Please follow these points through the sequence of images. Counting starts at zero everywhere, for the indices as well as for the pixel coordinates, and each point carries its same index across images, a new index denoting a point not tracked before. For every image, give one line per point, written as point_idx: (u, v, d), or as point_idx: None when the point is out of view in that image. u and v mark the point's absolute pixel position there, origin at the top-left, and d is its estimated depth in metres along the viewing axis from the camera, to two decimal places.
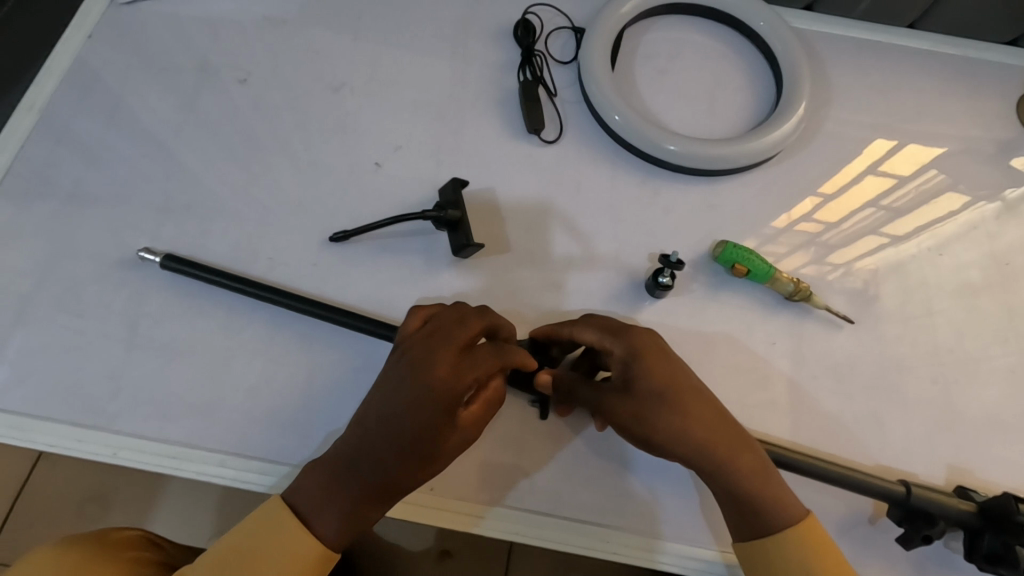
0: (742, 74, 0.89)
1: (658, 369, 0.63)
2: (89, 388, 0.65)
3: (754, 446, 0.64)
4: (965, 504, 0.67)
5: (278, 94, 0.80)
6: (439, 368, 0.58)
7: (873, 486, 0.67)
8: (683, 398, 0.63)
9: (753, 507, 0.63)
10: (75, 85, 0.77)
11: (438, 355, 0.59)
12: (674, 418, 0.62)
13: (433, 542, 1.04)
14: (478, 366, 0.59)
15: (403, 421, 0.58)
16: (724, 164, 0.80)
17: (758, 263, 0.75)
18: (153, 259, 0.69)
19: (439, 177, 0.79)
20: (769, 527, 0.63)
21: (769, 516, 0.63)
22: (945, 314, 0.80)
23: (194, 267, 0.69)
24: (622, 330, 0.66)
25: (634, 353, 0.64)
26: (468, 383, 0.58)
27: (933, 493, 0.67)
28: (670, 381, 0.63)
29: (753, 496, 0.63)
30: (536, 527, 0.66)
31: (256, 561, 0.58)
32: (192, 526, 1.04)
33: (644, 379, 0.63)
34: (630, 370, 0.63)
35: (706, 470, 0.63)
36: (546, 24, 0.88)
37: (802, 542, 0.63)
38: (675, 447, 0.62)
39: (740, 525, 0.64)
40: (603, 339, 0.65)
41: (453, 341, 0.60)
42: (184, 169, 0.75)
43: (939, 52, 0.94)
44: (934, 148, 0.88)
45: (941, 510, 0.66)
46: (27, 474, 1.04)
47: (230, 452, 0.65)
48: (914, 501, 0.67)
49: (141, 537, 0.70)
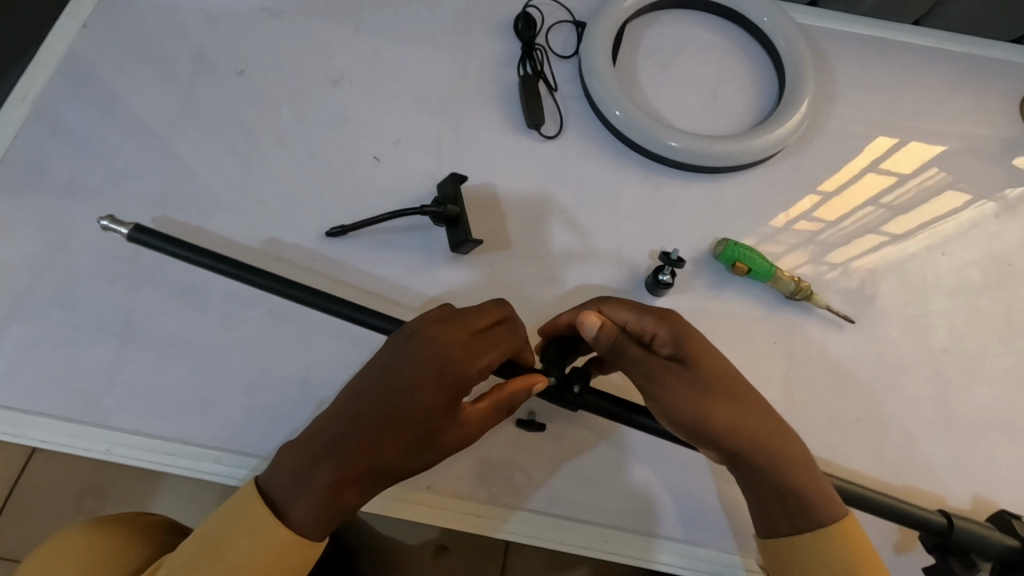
0: (745, 70, 0.88)
1: (705, 356, 0.63)
2: (83, 383, 0.65)
3: (798, 439, 0.63)
4: (1009, 539, 0.67)
5: (275, 87, 0.79)
6: (455, 348, 0.57)
7: (917, 518, 0.66)
8: (730, 387, 0.62)
9: (798, 499, 0.61)
10: (69, 76, 0.76)
11: (453, 335, 0.57)
12: (724, 398, 0.61)
13: (433, 535, 1.03)
14: (493, 354, 0.58)
15: (405, 403, 0.55)
16: (726, 160, 0.79)
17: (761, 261, 0.74)
18: (121, 231, 0.64)
19: (439, 173, 0.78)
20: (812, 523, 0.61)
21: (813, 512, 0.61)
22: (945, 314, 0.80)
23: (167, 242, 0.64)
24: (664, 313, 0.65)
25: (680, 334, 0.64)
26: (479, 369, 0.57)
27: (976, 526, 0.67)
28: (716, 369, 0.63)
29: (802, 488, 0.61)
30: (536, 527, 0.67)
31: (227, 562, 0.55)
32: (199, 504, 1.03)
33: (694, 361, 0.62)
34: (679, 352, 0.63)
35: (753, 459, 0.61)
36: (547, 17, 0.87)
37: (845, 540, 0.61)
38: (728, 438, 0.60)
39: (781, 521, 0.62)
40: (643, 319, 0.64)
41: (473, 325, 0.59)
42: (180, 161, 0.74)
43: (944, 49, 0.93)
44: (937, 146, 0.87)
45: (981, 543, 0.67)
46: (23, 463, 1.03)
47: (226, 448, 0.65)
48: (956, 534, 0.66)
49: (168, 522, 0.71)
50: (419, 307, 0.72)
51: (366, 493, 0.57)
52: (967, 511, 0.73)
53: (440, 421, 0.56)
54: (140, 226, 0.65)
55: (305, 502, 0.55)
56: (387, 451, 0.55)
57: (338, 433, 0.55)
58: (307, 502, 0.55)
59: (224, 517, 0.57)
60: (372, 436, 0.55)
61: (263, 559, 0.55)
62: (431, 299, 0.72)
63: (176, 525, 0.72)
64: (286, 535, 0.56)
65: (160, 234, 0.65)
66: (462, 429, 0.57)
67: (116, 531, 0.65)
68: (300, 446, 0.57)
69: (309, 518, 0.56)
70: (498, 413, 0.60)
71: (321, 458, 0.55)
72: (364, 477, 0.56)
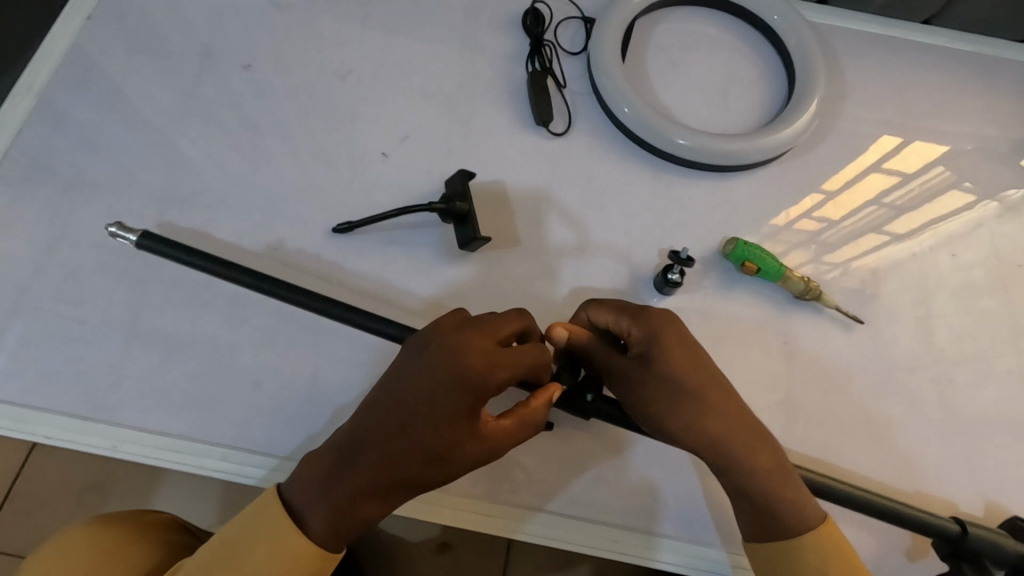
0: (754, 68, 0.87)
1: (679, 359, 0.62)
2: (88, 379, 0.64)
3: (774, 445, 0.64)
4: (1023, 546, 0.67)
5: (282, 81, 0.78)
6: (476, 358, 0.54)
7: (932, 526, 0.67)
8: (704, 391, 0.62)
9: (768, 508, 0.62)
10: (74, 68, 0.75)
11: (475, 344, 0.55)
12: (695, 404, 0.62)
13: (435, 533, 1.03)
14: (513, 367, 0.56)
15: (419, 412, 0.54)
16: (734, 159, 0.79)
17: (770, 261, 0.74)
18: (128, 238, 0.64)
19: (446, 169, 0.77)
20: (785, 529, 0.63)
21: (783, 518, 0.62)
22: (952, 314, 0.80)
23: (174, 249, 0.65)
24: (642, 312, 0.64)
25: (655, 338, 0.63)
26: (497, 382, 0.54)
27: (990, 533, 0.67)
28: (691, 372, 0.62)
29: (772, 498, 0.62)
30: (547, 527, 0.66)
31: (245, 565, 0.55)
32: (201, 500, 1.03)
33: (664, 364, 0.62)
34: (650, 353, 0.63)
35: (716, 461, 0.62)
36: (556, 13, 0.87)
37: (823, 545, 0.62)
38: (701, 443, 0.62)
39: (752, 526, 0.64)
40: (619, 320, 0.64)
41: (495, 335, 0.57)
42: (185, 156, 0.73)
43: (954, 48, 0.93)
44: (944, 146, 0.87)
45: (995, 551, 0.67)
46: (23, 461, 1.02)
47: (232, 446, 0.64)
48: (970, 541, 0.67)
49: (172, 520, 0.71)
50: (427, 305, 0.72)
51: (383, 501, 0.56)
52: (974, 513, 0.73)
53: (458, 434, 0.54)
54: (147, 233, 0.65)
55: (322, 511, 0.56)
56: (406, 462, 0.55)
57: (356, 441, 0.55)
58: (325, 512, 0.56)
59: (243, 524, 0.57)
60: (390, 446, 0.54)
61: (281, 567, 0.55)
62: (436, 298, 0.72)
63: (181, 523, 0.72)
64: (304, 545, 0.56)
65: (166, 240, 0.65)
66: (480, 444, 0.55)
67: (122, 531, 0.64)
68: (319, 455, 0.57)
69: (328, 527, 0.56)
70: (519, 432, 0.58)
71: (340, 469, 0.55)
72: (380, 489, 0.56)
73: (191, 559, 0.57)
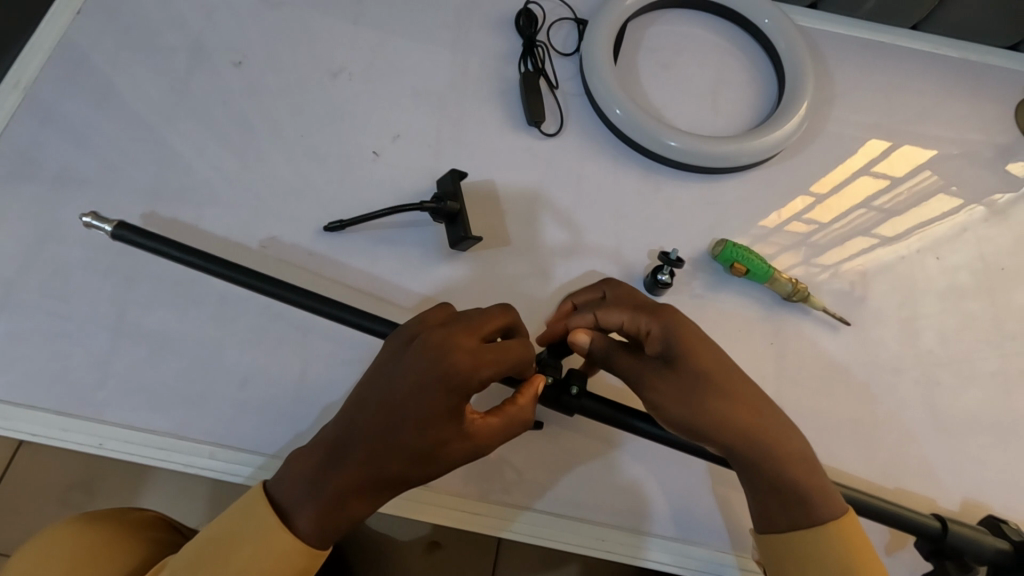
0: (745, 71, 0.88)
1: (703, 354, 0.62)
2: (75, 375, 0.64)
3: (797, 436, 0.63)
4: (1002, 543, 0.68)
5: (273, 79, 0.78)
6: (460, 354, 0.54)
7: (912, 522, 0.67)
8: (729, 383, 0.62)
9: (796, 497, 0.62)
10: (63, 63, 0.75)
11: (460, 340, 0.55)
12: (723, 396, 0.62)
13: (424, 531, 1.03)
14: (499, 363, 0.55)
15: (404, 409, 0.54)
16: (723, 161, 0.79)
17: (758, 262, 0.74)
18: (103, 228, 0.63)
19: (437, 169, 0.77)
20: (810, 519, 0.62)
21: (812, 508, 0.62)
22: (938, 317, 0.81)
23: (150, 239, 0.64)
24: (658, 309, 0.65)
25: (676, 334, 0.63)
26: (482, 379, 0.54)
27: (971, 530, 0.68)
28: (715, 366, 0.62)
29: (800, 487, 0.62)
30: (533, 525, 0.67)
31: (230, 562, 0.55)
32: (189, 497, 1.02)
33: (689, 360, 0.62)
34: (673, 348, 0.62)
35: (748, 453, 0.61)
36: (549, 14, 0.87)
37: (841, 535, 0.62)
38: (735, 435, 0.61)
39: (778, 518, 0.63)
40: (637, 318, 0.64)
41: (479, 332, 0.56)
42: (175, 153, 0.73)
43: (941, 54, 0.94)
44: (932, 150, 0.88)
45: (974, 548, 0.67)
46: (10, 458, 1.02)
47: (220, 444, 0.64)
48: (950, 538, 0.67)
49: (158, 518, 0.70)
50: (417, 304, 0.72)
51: (370, 498, 0.56)
52: (956, 513, 0.74)
53: (445, 432, 0.54)
54: (123, 223, 0.64)
55: (310, 511, 0.56)
56: (393, 462, 0.54)
57: (343, 440, 0.55)
58: (312, 510, 0.56)
59: (228, 522, 0.57)
60: (376, 445, 0.54)
61: (270, 566, 0.55)
62: (427, 297, 0.72)
63: (167, 522, 0.71)
64: (292, 543, 0.56)
65: (143, 230, 0.64)
66: (466, 443, 0.56)
67: (107, 529, 0.64)
68: (307, 452, 0.57)
69: (315, 526, 0.56)
70: (508, 429, 0.58)
71: (326, 467, 0.55)
72: (367, 488, 0.55)
73: (176, 557, 0.57)
